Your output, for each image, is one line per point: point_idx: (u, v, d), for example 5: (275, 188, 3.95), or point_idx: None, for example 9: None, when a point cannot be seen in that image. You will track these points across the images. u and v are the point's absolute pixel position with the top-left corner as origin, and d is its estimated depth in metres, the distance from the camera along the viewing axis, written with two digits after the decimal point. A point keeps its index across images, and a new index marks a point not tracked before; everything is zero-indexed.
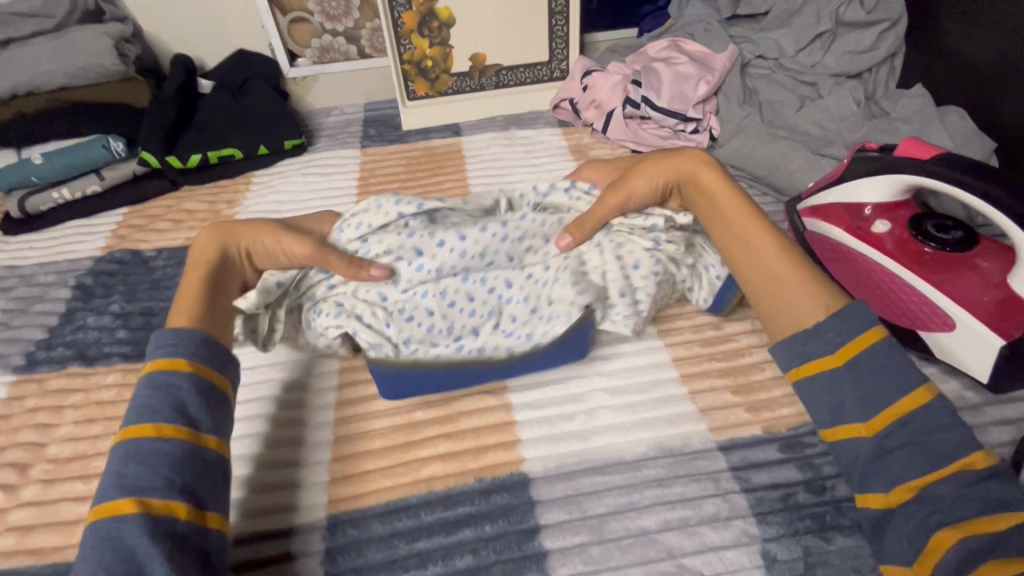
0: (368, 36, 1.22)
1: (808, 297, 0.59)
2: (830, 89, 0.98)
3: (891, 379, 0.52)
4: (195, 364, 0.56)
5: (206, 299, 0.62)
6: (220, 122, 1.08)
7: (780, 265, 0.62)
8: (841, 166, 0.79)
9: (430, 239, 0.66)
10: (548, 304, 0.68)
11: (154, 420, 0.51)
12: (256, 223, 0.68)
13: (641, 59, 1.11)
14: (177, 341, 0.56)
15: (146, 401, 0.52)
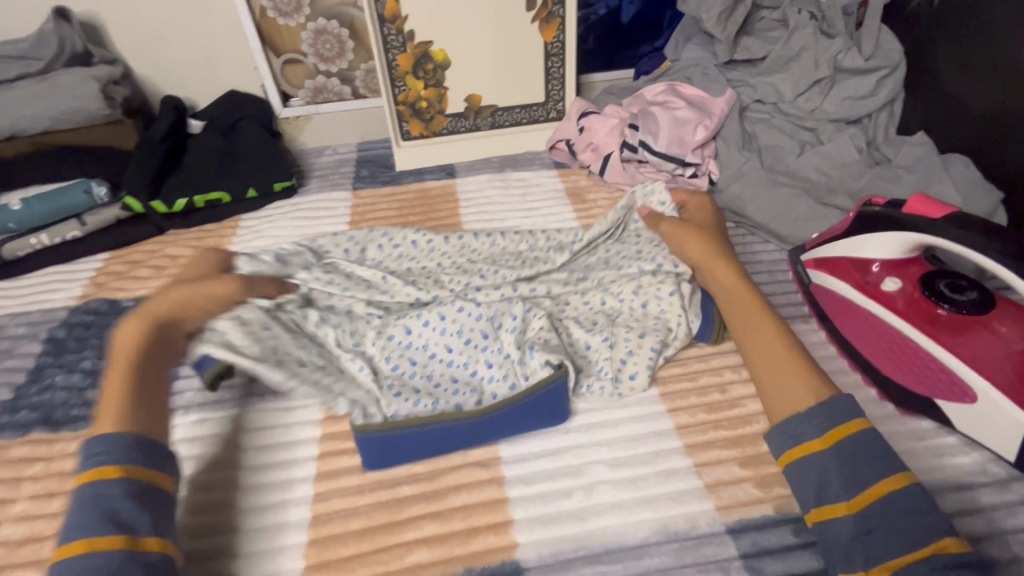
0: (363, 77, 1.21)
1: (801, 390, 0.60)
2: (831, 136, 0.97)
3: (875, 463, 0.53)
4: (118, 470, 0.53)
5: (139, 382, 0.61)
6: (209, 165, 1.06)
7: (784, 358, 0.63)
8: (847, 218, 0.77)
9: (416, 320, 0.75)
10: (524, 378, 0.71)
11: (87, 534, 0.49)
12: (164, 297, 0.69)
13: (638, 102, 1.09)
14: (109, 448, 0.54)
15: (80, 514, 0.51)
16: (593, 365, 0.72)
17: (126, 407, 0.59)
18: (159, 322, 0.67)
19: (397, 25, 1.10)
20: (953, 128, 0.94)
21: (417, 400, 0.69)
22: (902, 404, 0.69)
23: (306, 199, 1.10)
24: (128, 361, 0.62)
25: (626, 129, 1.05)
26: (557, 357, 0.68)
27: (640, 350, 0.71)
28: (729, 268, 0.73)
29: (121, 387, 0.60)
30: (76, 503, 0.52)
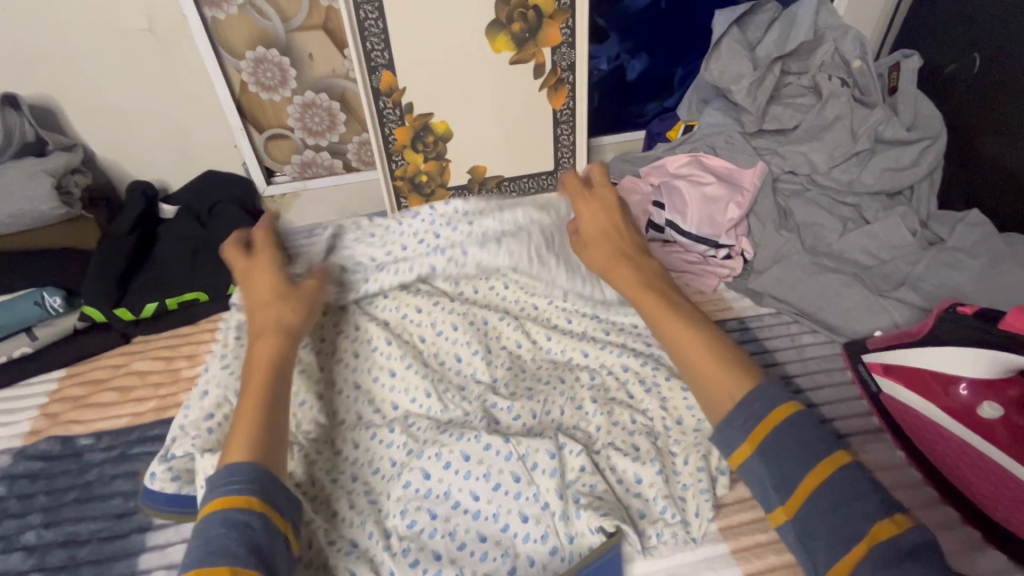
0: (355, 150, 1.10)
1: (734, 379, 0.50)
2: (877, 214, 0.89)
3: (801, 451, 0.44)
4: (261, 501, 0.46)
5: (265, 409, 0.52)
6: (183, 259, 0.94)
7: (699, 355, 0.52)
8: (923, 323, 0.69)
9: (435, 460, 0.64)
10: (569, 540, 0.59)
11: (233, 565, 0.42)
12: (267, 304, 0.61)
13: (658, 173, 1.00)
14: (232, 478, 0.47)
15: (215, 545, 0.43)
16: (658, 512, 0.62)
17: (252, 429, 0.51)
18: (288, 330, 0.59)
19: (394, 98, 1.00)
20: (1004, 202, 0.87)
21: (438, 572, 0.58)
22: (1016, 555, 0.59)
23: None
24: (273, 369, 0.56)
25: (649, 207, 0.95)
26: (612, 522, 0.58)
27: (693, 477, 0.64)
28: (620, 247, 0.64)
29: (253, 396, 0.53)
30: (202, 533, 0.44)
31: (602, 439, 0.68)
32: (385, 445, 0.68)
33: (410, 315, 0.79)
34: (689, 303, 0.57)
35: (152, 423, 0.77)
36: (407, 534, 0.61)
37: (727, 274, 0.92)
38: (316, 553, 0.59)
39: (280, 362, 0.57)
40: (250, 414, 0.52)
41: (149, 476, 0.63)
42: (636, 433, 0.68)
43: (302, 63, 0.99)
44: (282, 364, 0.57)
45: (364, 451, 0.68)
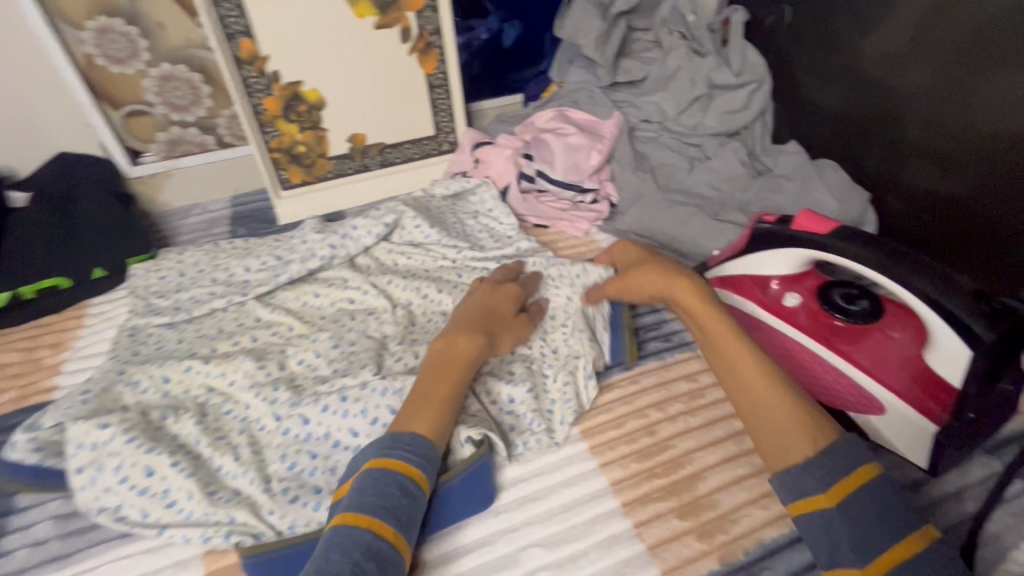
0: (226, 124, 1.08)
1: (802, 439, 0.53)
2: (715, 150, 1.00)
3: (886, 523, 0.46)
4: (424, 476, 0.55)
5: (448, 407, 0.60)
6: (38, 246, 0.90)
7: (780, 405, 0.55)
8: (744, 235, 0.77)
9: (317, 406, 0.68)
10: None
11: (394, 523, 0.51)
12: (490, 318, 0.70)
13: (529, 130, 1.07)
14: (413, 445, 0.56)
15: (385, 497, 0.52)
16: (517, 422, 0.67)
17: (438, 412, 0.59)
18: (488, 338, 0.67)
19: (258, 66, 0.99)
20: (818, 132, 1.01)
21: (318, 503, 0.61)
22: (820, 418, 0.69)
23: (153, 263, 0.92)
24: (467, 371, 0.64)
25: (520, 160, 1.02)
26: (479, 431, 0.62)
27: (559, 389, 0.69)
28: (688, 285, 0.66)
29: (447, 390, 0.61)
30: (373, 483, 0.53)
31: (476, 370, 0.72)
32: (268, 403, 0.70)
33: (309, 299, 0.86)
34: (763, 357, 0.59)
35: (11, 412, 0.73)
36: (290, 477, 0.64)
37: (596, 218, 0.99)
38: (194, 505, 0.60)
39: (476, 366, 0.65)
40: (440, 405, 0.60)
41: (10, 446, 0.65)
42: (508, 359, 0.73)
43: (153, 33, 0.95)
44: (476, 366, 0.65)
45: (249, 411, 0.70)
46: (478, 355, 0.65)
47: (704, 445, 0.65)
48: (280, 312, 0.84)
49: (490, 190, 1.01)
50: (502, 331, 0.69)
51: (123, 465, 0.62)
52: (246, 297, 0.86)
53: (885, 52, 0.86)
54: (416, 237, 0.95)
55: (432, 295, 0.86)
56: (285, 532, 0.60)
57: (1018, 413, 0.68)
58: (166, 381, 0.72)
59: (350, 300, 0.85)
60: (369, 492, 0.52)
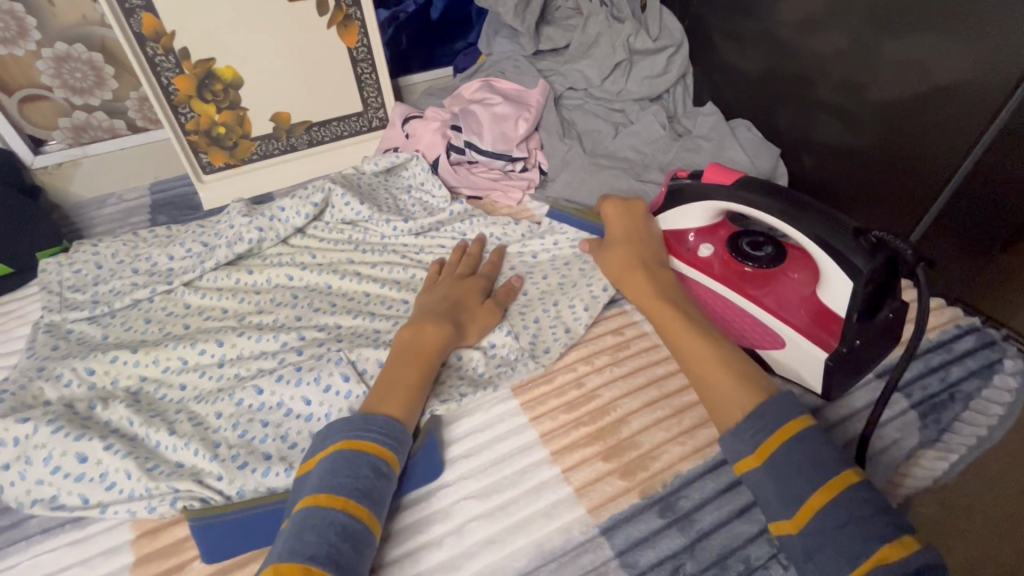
0: (136, 107, 1.03)
1: (744, 393, 0.56)
2: (638, 115, 1.03)
3: (807, 471, 0.49)
4: (395, 457, 0.55)
5: (419, 388, 0.62)
6: None
7: (717, 375, 0.59)
8: (660, 194, 0.81)
9: (269, 376, 0.67)
10: None
11: (366, 503, 0.51)
12: (456, 306, 0.72)
13: (457, 102, 1.06)
14: (378, 423, 0.56)
15: (361, 479, 0.52)
16: (456, 393, 0.67)
17: (409, 390, 0.61)
18: (455, 325, 0.69)
19: (163, 43, 0.94)
20: (736, 95, 1.05)
21: (267, 469, 0.60)
22: None
23: (66, 256, 0.88)
24: (434, 360, 0.65)
25: (448, 132, 1.02)
26: (443, 405, 0.65)
27: (504, 347, 0.72)
28: (642, 282, 0.71)
29: (418, 372, 0.63)
30: (347, 464, 0.52)
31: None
32: (212, 381, 0.70)
33: (244, 279, 0.85)
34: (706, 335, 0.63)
35: None
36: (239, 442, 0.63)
37: (527, 186, 1.01)
38: (134, 483, 0.59)
39: (442, 355, 0.66)
40: (411, 384, 0.62)
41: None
42: None
43: (41, 9, 0.89)
44: (443, 355, 0.67)
45: (188, 391, 0.69)
46: (446, 342, 0.67)
47: (627, 393, 0.69)
48: (211, 296, 0.82)
49: (421, 163, 1.00)
50: (468, 322, 0.71)
51: (52, 455, 0.60)
52: (174, 281, 0.83)
53: (793, 19, 0.89)
54: (348, 215, 0.93)
55: (369, 270, 0.87)
56: (234, 497, 0.59)
57: (906, 341, 0.74)
58: (92, 372, 0.70)
59: (289, 275, 0.85)
60: (344, 473, 0.52)
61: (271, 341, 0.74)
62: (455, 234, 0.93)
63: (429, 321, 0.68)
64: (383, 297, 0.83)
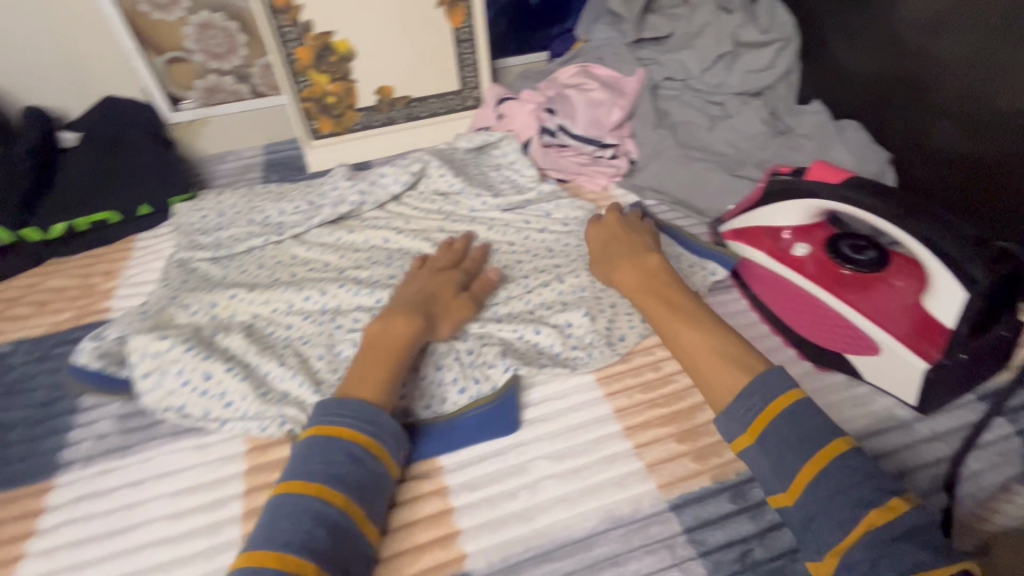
0: (260, 74, 1.13)
1: (732, 373, 0.56)
2: (738, 109, 1.00)
3: (796, 444, 0.50)
4: (370, 440, 0.55)
5: (389, 375, 0.60)
6: (89, 184, 0.97)
7: (707, 361, 0.58)
8: (759, 190, 0.81)
9: None
10: (473, 371, 0.68)
11: (340, 488, 0.51)
12: (438, 299, 0.70)
13: (553, 86, 1.09)
14: (342, 409, 0.56)
15: (336, 466, 0.52)
16: (537, 358, 0.71)
17: (377, 377, 0.59)
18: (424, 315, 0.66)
19: (291, 15, 1.02)
20: (844, 95, 0.99)
21: None
22: (819, 361, 0.71)
23: (195, 203, 0.98)
24: (405, 351, 0.62)
25: (542, 114, 1.05)
26: (526, 369, 0.68)
27: (580, 327, 0.74)
28: (633, 271, 0.71)
29: (387, 362, 0.61)
30: (321, 450, 0.53)
31: (502, 311, 0.77)
32: (313, 326, 0.77)
33: (345, 238, 0.92)
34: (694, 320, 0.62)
35: (73, 327, 0.80)
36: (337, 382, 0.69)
37: (614, 173, 1.02)
38: (248, 404, 0.66)
39: (412, 348, 0.63)
40: (386, 369, 0.60)
41: (78, 353, 0.71)
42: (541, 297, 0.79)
43: None
44: (412, 349, 0.64)
45: (294, 332, 0.76)
46: (418, 331, 0.64)
47: None
48: (316, 250, 0.90)
49: (512, 144, 1.04)
50: (441, 312, 0.69)
51: (184, 370, 0.68)
52: (285, 233, 0.92)
53: (919, 19, 0.84)
54: (441, 186, 0.98)
55: (456, 241, 0.91)
56: None
57: (1015, 365, 0.70)
58: (215, 305, 0.79)
59: (385, 239, 0.91)
60: (316, 460, 0.53)
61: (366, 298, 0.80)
62: (540, 214, 0.96)
63: (393, 314, 0.65)
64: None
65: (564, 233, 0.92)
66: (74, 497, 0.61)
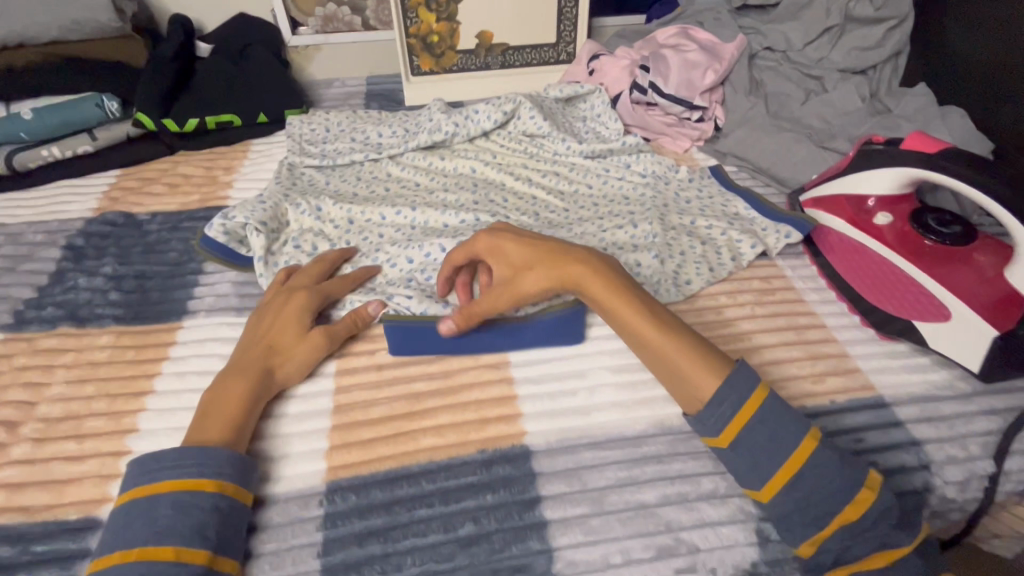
0: (374, 8, 1.21)
1: (706, 377, 0.54)
2: (836, 83, 0.99)
3: (773, 449, 0.51)
4: (183, 483, 0.50)
5: (237, 426, 0.56)
6: (218, 88, 1.07)
7: (680, 360, 0.55)
8: (846, 159, 0.81)
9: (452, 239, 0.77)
10: None
11: (168, 541, 0.47)
12: (256, 343, 0.63)
13: (649, 45, 1.11)
14: (183, 459, 0.51)
15: (153, 524, 0.48)
16: None
17: (219, 429, 0.55)
18: (264, 365, 0.61)
19: None
20: (952, 82, 0.95)
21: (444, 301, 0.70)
22: (883, 329, 0.72)
23: (304, 117, 1.07)
24: (248, 406, 0.58)
25: (636, 71, 1.07)
26: None
27: (649, 268, 0.77)
28: (577, 271, 0.60)
29: (232, 418, 0.57)
30: (140, 514, 0.49)
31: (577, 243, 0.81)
32: (401, 237, 0.82)
33: (435, 164, 0.99)
34: (659, 323, 0.57)
35: (199, 207, 0.92)
36: (424, 283, 0.74)
37: (699, 136, 1.04)
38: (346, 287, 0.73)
39: (255, 400, 0.59)
40: (224, 425, 0.56)
41: (208, 227, 0.80)
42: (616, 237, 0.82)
43: None
44: (258, 403, 0.59)
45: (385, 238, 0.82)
46: (254, 384, 0.59)
47: (763, 330, 0.73)
48: (410, 172, 0.97)
49: (602, 97, 1.07)
50: (280, 353, 0.63)
51: None
52: (383, 153, 0.99)
53: None
54: (529, 127, 1.03)
55: (538, 179, 0.96)
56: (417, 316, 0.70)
57: None
58: (320, 210, 0.86)
59: (472, 169, 0.97)
60: (131, 523, 0.49)
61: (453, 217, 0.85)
62: (620, 165, 0.99)
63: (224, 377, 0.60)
64: (548, 204, 0.91)
65: (642, 183, 0.95)
66: (196, 340, 0.71)
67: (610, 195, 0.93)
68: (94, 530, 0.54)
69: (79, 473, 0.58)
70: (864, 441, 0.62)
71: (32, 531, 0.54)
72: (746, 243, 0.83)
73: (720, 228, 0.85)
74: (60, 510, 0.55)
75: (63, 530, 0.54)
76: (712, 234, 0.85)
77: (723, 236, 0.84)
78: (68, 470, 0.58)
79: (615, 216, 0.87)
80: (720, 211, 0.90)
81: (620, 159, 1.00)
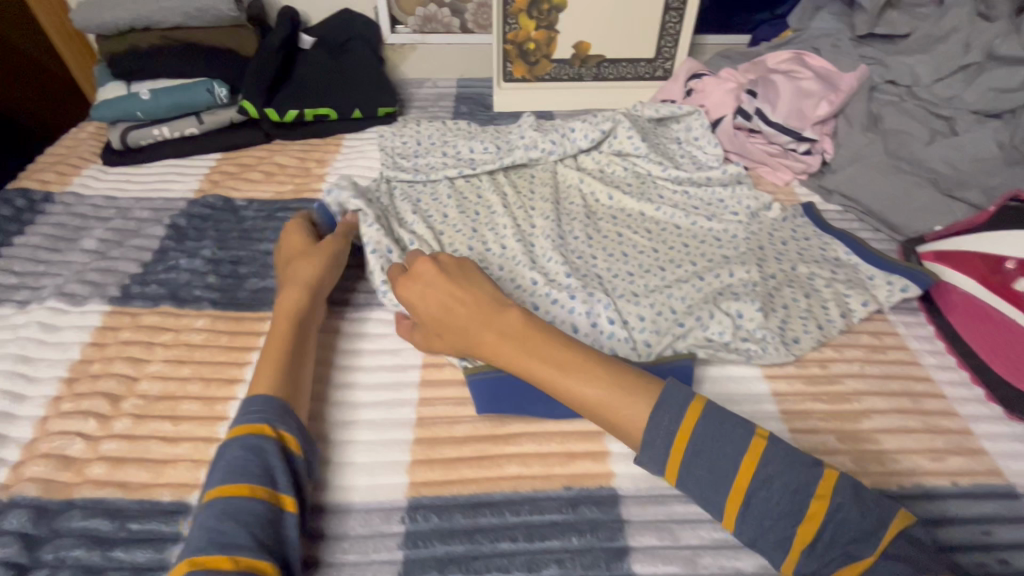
0: (473, 11, 1.20)
1: (636, 407, 0.51)
2: (968, 127, 0.89)
3: (715, 479, 0.47)
4: (263, 425, 0.51)
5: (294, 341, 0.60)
6: (319, 81, 1.09)
7: (604, 398, 0.52)
8: (982, 215, 0.75)
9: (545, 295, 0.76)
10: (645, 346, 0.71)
11: (246, 481, 0.47)
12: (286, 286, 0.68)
13: (758, 68, 1.05)
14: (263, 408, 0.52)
15: (230, 464, 0.48)
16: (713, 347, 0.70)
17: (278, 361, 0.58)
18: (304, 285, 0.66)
19: None
20: None
21: None
22: (1014, 408, 0.65)
23: (396, 129, 1.06)
24: (295, 315, 0.63)
25: (742, 95, 1.02)
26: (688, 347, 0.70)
27: (752, 321, 0.72)
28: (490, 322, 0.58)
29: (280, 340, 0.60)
30: (223, 456, 0.49)
31: (672, 287, 0.78)
32: (490, 260, 0.81)
33: (525, 182, 0.97)
34: (576, 360, 0.54)
35: (293, 199, 0.93)
36: None
37: (803, 169, 0.98)
38: None
39: (303, 307, 0.64)
40: (279, 347, 0.59)
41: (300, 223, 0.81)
42: (716, 280, 0.78)
43: None
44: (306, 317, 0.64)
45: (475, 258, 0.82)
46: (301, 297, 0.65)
47: (874, 392, 0.67)
48: (496, 190, 0.94)
49: (701, 119, 1.02)
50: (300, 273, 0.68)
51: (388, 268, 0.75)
52: (474, 164, 0.98)
53: None
54: (625, 147, 1.00)
55: (630, 207, 0.93)
56: None
57: None
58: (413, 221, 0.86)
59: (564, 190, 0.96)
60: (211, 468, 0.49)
61: (534, 259, 0.82)
62: (715, 198, 0.94)
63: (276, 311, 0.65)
64: (634, 243, 0.86)
65: (737, 223, 0.89)
66: None
67: (706, 231, 0.88)
68: (186, 515, 0.55)
69: (173, 456, 0.59)
70: (992, 534, 0.55)
71: (128, 508, 0.55)
72: (855, 299, 0.77)
73: (824, 279, 0.79)
74: (154, 491, 0.56)
75: (157, 511, 0.55)
76: (815, 284, 0.79)
77: (829, 287, 0.78)
78: (164, 451, 0.59)
79: (715, 261, 0.83)
80: (819, 255, 0.84)
81: (719, 193, 0.94)
